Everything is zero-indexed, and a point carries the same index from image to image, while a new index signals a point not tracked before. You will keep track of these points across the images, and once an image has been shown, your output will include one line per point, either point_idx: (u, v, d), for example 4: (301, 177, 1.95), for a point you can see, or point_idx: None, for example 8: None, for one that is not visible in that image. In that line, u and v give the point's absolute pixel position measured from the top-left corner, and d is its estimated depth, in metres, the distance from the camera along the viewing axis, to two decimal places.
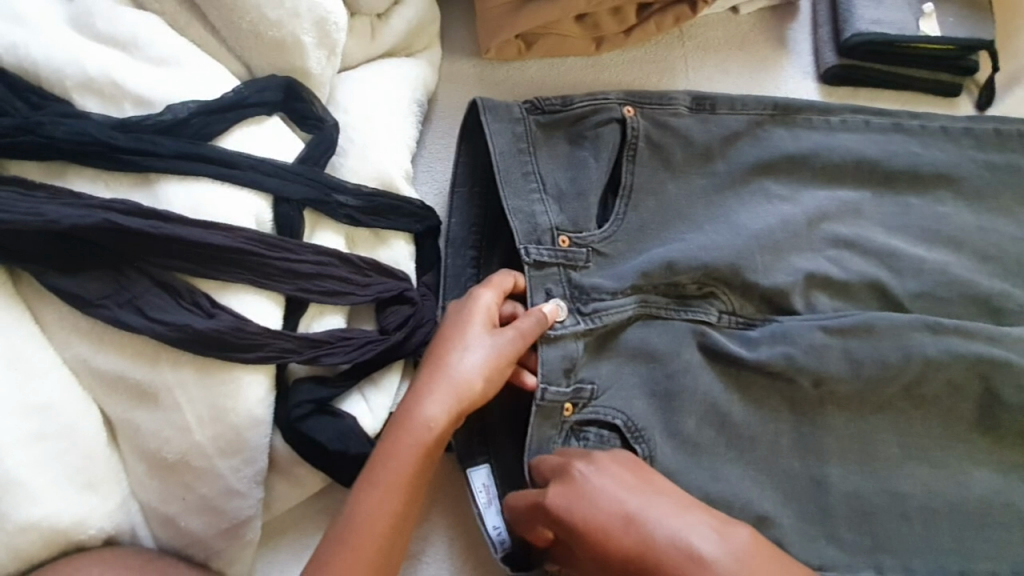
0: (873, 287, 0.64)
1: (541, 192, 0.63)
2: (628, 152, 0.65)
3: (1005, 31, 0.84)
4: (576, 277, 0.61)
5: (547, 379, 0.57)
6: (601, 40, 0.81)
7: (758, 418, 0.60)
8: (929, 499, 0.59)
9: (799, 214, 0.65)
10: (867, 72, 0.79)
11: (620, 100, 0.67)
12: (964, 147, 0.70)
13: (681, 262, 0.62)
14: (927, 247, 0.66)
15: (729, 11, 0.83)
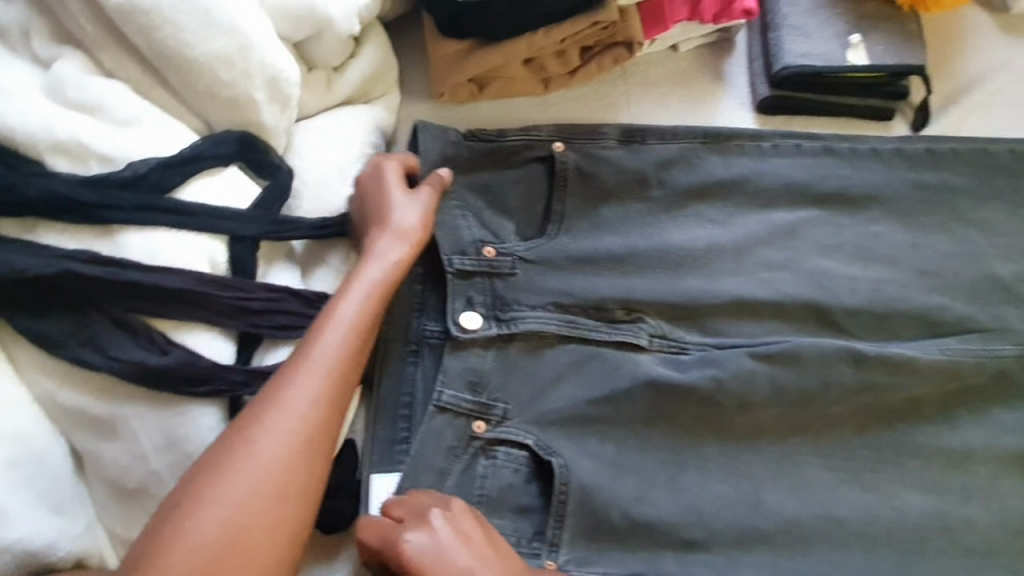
0: (807, 307, 0.67)
1: (467, 211, 0.69)
2: (559, 184, 0.71)
3: (939, 53, 0.87)
4: (500, 287, 0.67)
5: (446, 384, 0.64)
6: (548, 81, 0.87)
7: (684, 440, 0.63)
8: (868, 524, 0.61)
9: (730, 239, 0.69)
10: (800, 100, 0.83)
11: (550, 135, 0.73)
12: (894, 168, 0.73)
13: (604, 291, 0.66)
14: (859, 265, 0.69)
15: (669, 49, 0.90)
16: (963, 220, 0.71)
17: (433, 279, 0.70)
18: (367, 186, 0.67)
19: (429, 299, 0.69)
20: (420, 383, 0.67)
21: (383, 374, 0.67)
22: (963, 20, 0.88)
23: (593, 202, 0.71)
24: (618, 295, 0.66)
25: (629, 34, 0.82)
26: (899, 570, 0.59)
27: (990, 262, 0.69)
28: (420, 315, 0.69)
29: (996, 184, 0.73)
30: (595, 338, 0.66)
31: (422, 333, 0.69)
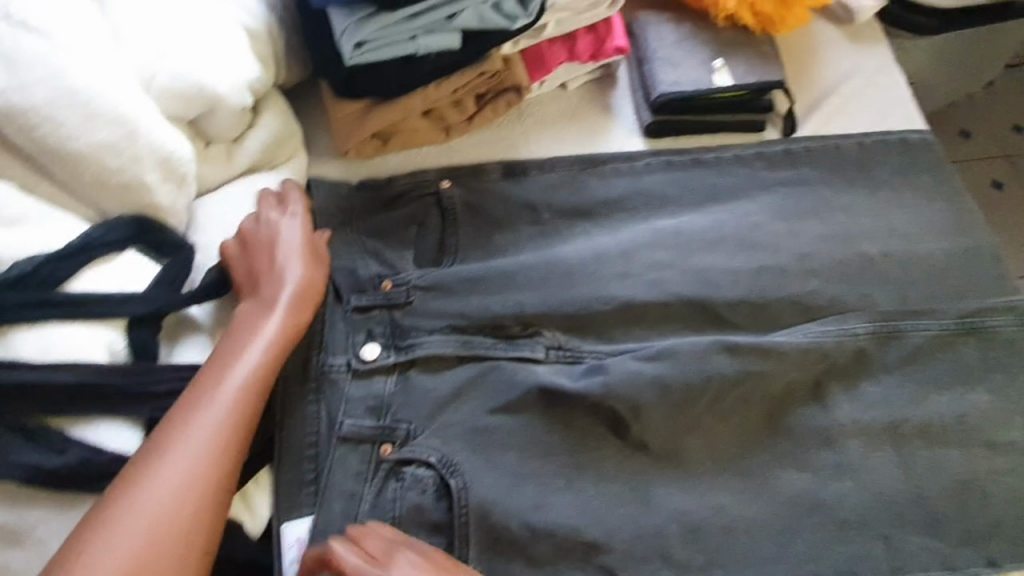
0: (693, 305, 0.78)
1: (362, 251, 0.81)
2: (451, 221, 0.84)
3: (795, 67, 0.96)
4: (397, 317, 0.77)
5: (348, 414, 0.72)
6: (449, 129, 0.91)
7: (589, 457, 0.73)
8: (744, 508, 0.72)
9: (623, 261, 0.80)
10: (680, 123, 0.91)
11: (432, 183, 0.86)
12: (757, 169, 0.88)
13: (500, 309, 0.77)
14: (739, 258, 0.80)
15: (559, 88, 0.96)
16: (815, 224, 0.82)
17: (334, 319, 0.76)
18: (263, 230, 0.69)
19: (330, 337, 0.75)
20: (324, 419, 0.72)
21: (292, 420, 0.71)
22: (815, 35, 0.98)
23: (489, 249, 0.83)
24: (512, 315, 0.77)
25: (517, 80, 0.88)
26: (776, 546, 0.70)
27: (847, 258, 0.80)
28: (321, 352, 0.74)
29: (840, 190, 0.85)
30: (490, 350, 0.76)
31: (327, 368, 0.73)
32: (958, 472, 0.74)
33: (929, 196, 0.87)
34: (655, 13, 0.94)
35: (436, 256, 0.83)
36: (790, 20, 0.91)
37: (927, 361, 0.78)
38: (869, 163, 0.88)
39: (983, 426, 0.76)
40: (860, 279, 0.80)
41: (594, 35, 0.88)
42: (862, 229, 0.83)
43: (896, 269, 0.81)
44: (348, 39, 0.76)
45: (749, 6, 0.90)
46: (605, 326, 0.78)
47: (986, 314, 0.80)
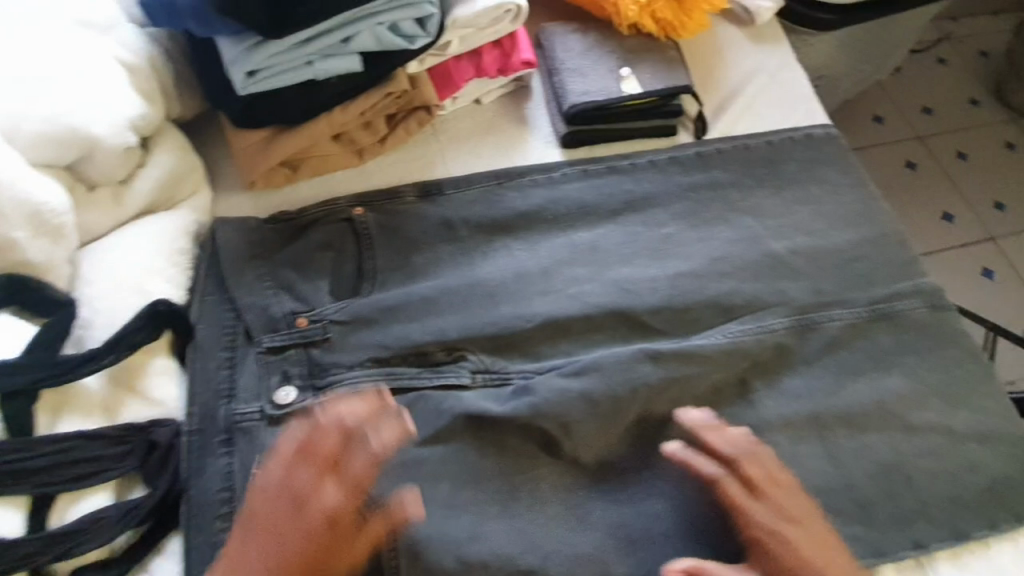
0: (615, 315, 0.79)
1: (275, 288, 0.77)
2: (368, 249, 0.81)
3: (700, 70, 0.98)
4: (315, 354, 0.74)
5: (266, 464, 0.68)
6: (361, 151, 0.88)
7: (523, 478, 0.72)
8: (681, 513, 0.72)
9: (543, 281, 0.81)
10: (594, 132, 0.91)
11: (345, 210, 0.83)
12: (671, 174, 0.90)
13: (422, 337, 0.75)
14: (653, 268, 0.83)
15: (474, 102, 0.95)
16: (721, 230, 0.86)
17: (245, 365, 0.74)
18: (316, 440, 0.65)
19: (240, 384, 0.73)
20: (239, 472, 0.68)
21: (203, 473, 0.68)
22: (719, 37, 1.01)
23: (409, 274, 0.81)
24: (434, 341, 0.75)
25: (425, 99, 0.86)
26: (713, 547, 0.71)
27: (755, 257, 0.84)
28: (232, 401, 0.72)
29: (744, 190, 0.89)
30: (416, 379, 0.74)
31: (239, 418, 0.71)
32: (879, 456, 0.77)
33: (834, 188, 0.91)
34: (560, 25, 0.94)
35: (354, 285, 0.79)
36: (694, 23, 0.92)
37: (843, 349, 0.81)
38: (776, 160, 0.91)
39: (900, 408, 0.79)
40: (772, 277, 0.83)
41: (500, 50, 0.87)
42: (769, 230, 0.86)
43: (803, 262, 0.84)
44: (237, 69, 0.73)
45: (650, 14, 0.91)
46: (532, 344, 0.78)
47: (893, 298, 0.84)
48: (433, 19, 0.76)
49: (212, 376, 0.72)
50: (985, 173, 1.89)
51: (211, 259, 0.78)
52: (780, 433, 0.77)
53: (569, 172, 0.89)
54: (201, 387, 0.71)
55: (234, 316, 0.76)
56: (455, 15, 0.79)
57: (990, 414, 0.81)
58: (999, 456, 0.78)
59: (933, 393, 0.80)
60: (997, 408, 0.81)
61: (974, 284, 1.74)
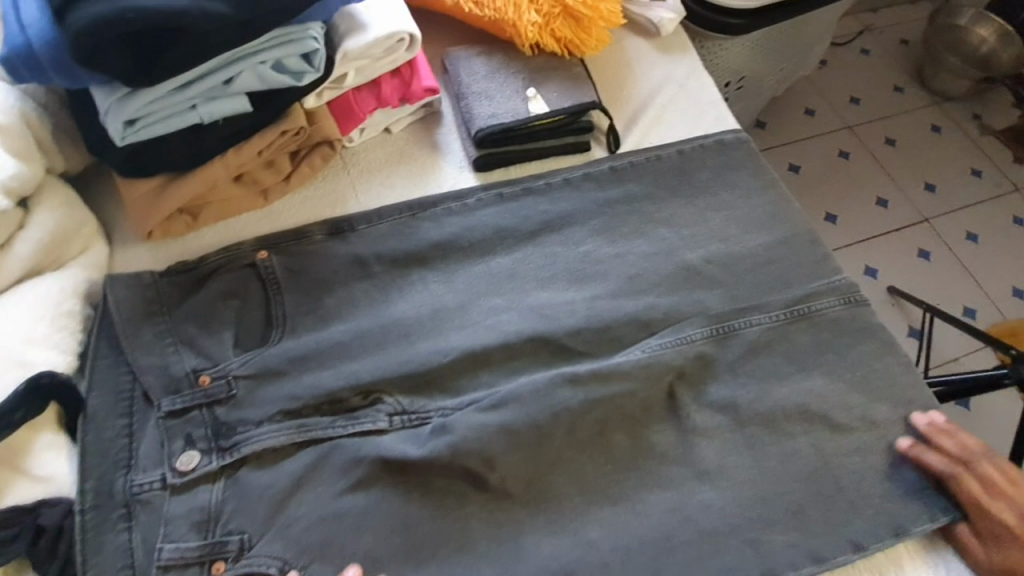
0: (534, 341, 0.77)
1: (175, 344, 0.74)
2: (274, 294, 0.78)
3: (608, 84, 0.98)
4: (220, 413, 0.71)
5: (170, 537, 0.65)
6: (266, 192, 0.85)
7: (450, 520, 0.69)
8: (618, 538, 0.70)
9: (460, 312, 0.79)
10: (505, 154, 0.90)
11: (247, 256, 0.79)
12: (587, 191, 0.89)
13: (334, 384, 0.72)
14: (571, 290, 0.82)
15: (385, 131, 0.92)
16: (637, 244, 0.86)
17: (143, 431, 0.70)
18: None
19: (140, 451, 0.69)
20: (141, 548, 0.65)
21: (99, 555, 0.64)
22: (625, 51, 1.02)
23: (319, 317, 0.77)
24: (347, 386, 0.72)
25: (325, 133, 0.83)
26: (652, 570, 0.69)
27: (669, 269, 0.84)
28: (130, 472, 0.68)
29: (658, 201, 0.89)
30: (330, 429, 0.71)
31: (137, 489, 0.67)
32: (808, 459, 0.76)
33: (746, 193, 0.91)
34: (463, 49, 0.93)
35: (262, 334, 0.76)
36: (594, 38, 0.93)
37: (765, 354, 0.81)
38: (688, 169, 0.92)
39: (824, 407, 0.79)
40: (688, 288, 0.83)
41: (399, 79, 0.86)
42: (684, 241, 0.87)
43: (718, 270, 0.85)
44: (113, 119, 0.69)
45: (550, 32, 0.91)
46: (452, 379, 0.75)
47: (810, 298, 0.84)
48: (319, 54, 0.74)
49: (107, 446, 0.68)
50: (913, 157, 1.95)
51: (104, 319, 0.74)
52: (709, 444, 0.76)
53: (484, 197, 0.87)
54: (94, 461, 0.67)
55: (130, 381, 0.72)
56: (345, 48, 0.77)
57: (913, 403, 0.81)
58: (929, 447, 0.78)
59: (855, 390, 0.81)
60: (920, 397, 0.82)
61: (913, 265, 1.78)
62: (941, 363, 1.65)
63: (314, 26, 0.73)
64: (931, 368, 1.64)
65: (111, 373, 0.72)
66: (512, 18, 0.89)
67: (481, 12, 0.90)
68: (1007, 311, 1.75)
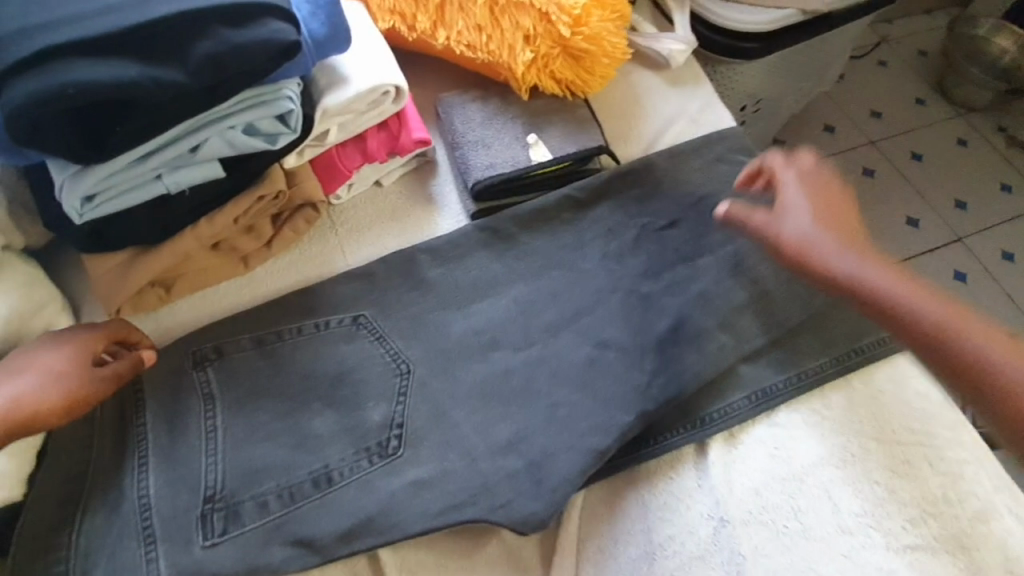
0: (545, 420, 0.68)
1: (142, 458, 0.63)
2: (247, 378, 0.68)
3: (614, 123, 0.90)
4: (168, 532, 0.60)
5: None
6: (246, 259, 0.77)
7: None
8: None
9: (457, 388, 0.69)
10: (507, 206, 0.82)
11: (216, 344, 0.69)
12: (601, 240, 0.79)
13: (321, 480, 0.63)
14: (587, 353, 0.72)
15: (375, 185, 0.85)
16: (659, 299, 0.76)
17: (107, 524, 0.60)
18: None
19: (97, 553, 0.59)
20: None
21: None
22: (631, 86, 0.94)
23: (295, 400, 0.67)
24: (328, 484, 0.63)
25: (308, 195, 0.76)
26: None
27: (696, 328, 0.73)
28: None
29: (678, 250, 0.79)
30: (316, 532, 0.61)
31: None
32: (874, 559, 0.64)
33: None
34: (458, 94, 0.86)
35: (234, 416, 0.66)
36: (598, 77, 0.86)
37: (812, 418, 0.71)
38: (711, 209, 0.82)
39: (886, 491, 0.67)
40: (717, 351, 0.72)
41: (387, 132, 0.79)
42: (714, 295, 0.76)
43: (751, 326, 0.74)
44: (70, 196, 0.61)
45: (549, 72, 0.84)
46: (450, 469, 0.65)
47: (856, 365, 0.74)
48: (295, 114, 0.67)
49: (56, 547, 0.59)
50: (942, 171, 1.83)
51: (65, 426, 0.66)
52: (755, 538, 0.65)
53: (482, 253, 0.78)
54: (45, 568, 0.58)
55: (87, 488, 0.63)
56: (324, 104, 0.70)
57: (990, 470, 0.69)
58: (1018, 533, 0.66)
59: (921, 466, 0.68)
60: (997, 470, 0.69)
61: (950, 289, 1.66)
62: None
63: (290, 84, 0.66)
64: None
65: (95, 458, 0.63)
66: (507, 61, 0.82)
67: (473, 55, 0.83)
68: None
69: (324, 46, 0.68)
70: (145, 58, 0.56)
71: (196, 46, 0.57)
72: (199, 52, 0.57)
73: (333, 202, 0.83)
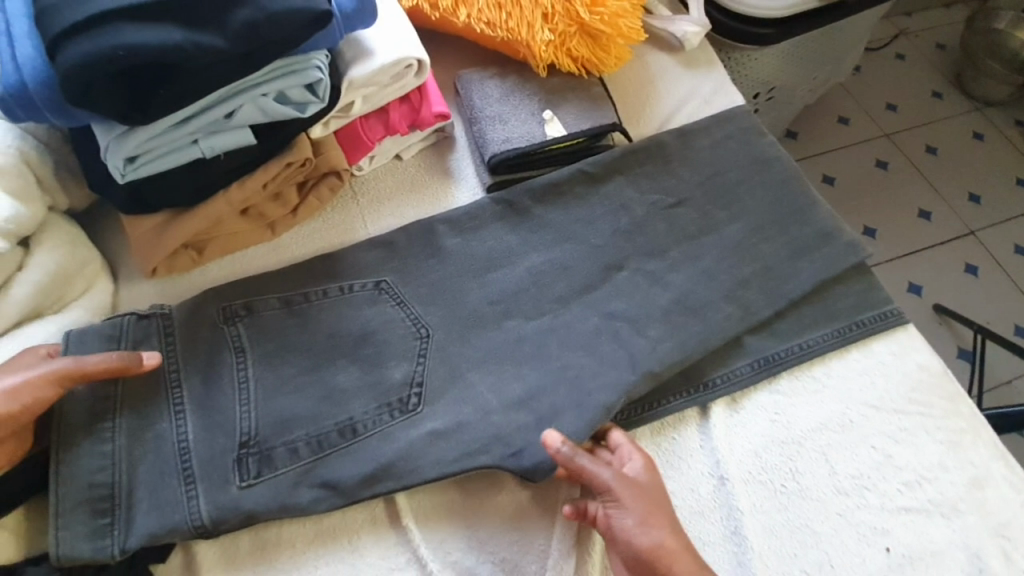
0: (555, 379, 0.71)
1: (177, 408, 0.67)
2: (273, 335, 0.72)
3: (627, 103, 0.93)
4: (204, 475, 0.64)
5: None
6: (273, 225, 0.82)
7: None
8: None
9: (472, 350, 0.73)
10: (521, 179, 0.85)
11: (246, 302, 0.74)
12: (612, 212, 0.82)
13: (343, 429, 0.67)
14: (597, 320, 0.75)
15: (395, 159, 0.89)
16: (668, 270, 0.78)
17: (149, 464, 0.64)
18: None
19: (141, 489, 0.63)
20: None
21: None
22: (645, 67, 0.96)
23: (318, 356, 0.71)
24: (349, 434, 0.67)
25: (333, 164, 0.80)
26: None
27: (702, 299, 0.76)
28: (133, 510, 0.62)
29: (687, 223, 0.81)
30: (341, 477, 0.65)
31: (135, 537, 0.61)
32: (868, 518, 0.66)
33: (790, 211, 0.83)
34: (477, 72, 0.89)
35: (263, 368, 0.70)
36: (614, 57, 0.88)
37: (813, 385, 0.74)
38: (720, 187, 0.84)
39: (883, 456, 0.69)
40: (722, 320, 0.75)
41: (408, 105, 0.82)
42: (720, 267, 0.78)
43: (757, 298, 0.76)
44: (114, 156, 0.65)
45: (566, 51, 0.86)
46: (464, 423, 0.68)
47: (857, 337, 0.76)
48: (323, 84, 0.71)
49: (102, 484, 0.63)
50: (957, 165, 1.83)
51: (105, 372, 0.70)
52: (754, 496, 0.67)
53: (496, 222, 0.81)
54: (90, 502, 0.62)
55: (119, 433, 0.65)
56: (351, 76, 0.74)
57: (983, 438, 0.71)
58: (1010, 498, 0.68)
59: (918, 434, 0.70)
60: (988, 437, 0.71)
61: (961, 281, 1.66)
62: (996, 386, 1.53)
63: (318, 56, 0.70)
64: (986, 392, 1.52)
65: (132, 402, 0.66)
66: (526, 39, 0.84)
67: (493, 33, 0.85)
68: None
69: (352, 20, 0.72)
70: (187, 25, 0.60)
71: (235, 15, 0.61)
72: (237, 21, 0.61)
73: (356, 173, 0.87)
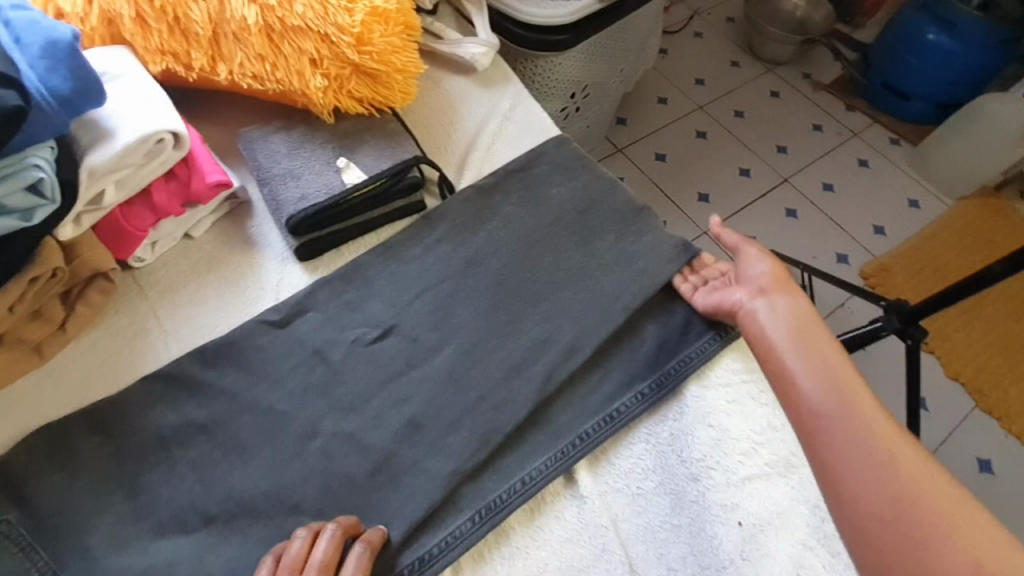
0: (403, 439, 0.68)
1: None
2: (88, 477, 0.63)
3: (423, 128, 0.92)
4: None
5: None
6: (41, 347, 0.69)
7: None
8: None
9: (308, 432, 0.67)
10: (331, 234, 0.79)
11: None
12: (433, 250, 0.80)
13: (171, 564, 0.59)
14: (438, 364, 0.72)
15: (185, 238, 0.80)
16: (500, 295, 0.78)
17: None
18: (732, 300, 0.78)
19: None
20: None
21: None
22: (438, 92, 0.96)
23: None
24: None
25: (96, 266, 0.69)
26: None
27: (544, 318, 0.77)
28: None
29: (511, 245, 0.81)
30: None
31: None
32: (718, 498, 0.69)
33: (604, 212, 0.86)
34: (258, 129, 0.83)
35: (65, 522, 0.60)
36: (399, 91, 0.85)
37: (656, 370, 0.76)
38: (537, 201, 0.85)
39: (720, 432, 0.73)
40: (559, 332, 0.76)
41: (176, 181, 0.74)
42: (551, 281, 0.79)
43: (588, 304, 0.78)
44: None
45: (346, 92, 0.82)
46: (327, 516, 0.63)
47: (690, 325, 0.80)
48: (49, 182, 0.60)
49: None
50: (761, 123, 2.06)
51: None
52: (615, 506, 0.68)
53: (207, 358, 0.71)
54: None
55: None
56: (88, 164, 0.64)
57: None
58: None
59: (747, 401, 0.75)
60: None
61: (786, 225, 1.86)
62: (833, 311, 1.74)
63: (35, 151, 0.59)
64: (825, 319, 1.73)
65: None
66: (299, 88, 0.80)
67: (263, 86, 0.80)
68: (874, 248, 1.87)
69: (74, 103, 0.62)
70: None
71: None
72: None
73: (137, 265, 0.76)
